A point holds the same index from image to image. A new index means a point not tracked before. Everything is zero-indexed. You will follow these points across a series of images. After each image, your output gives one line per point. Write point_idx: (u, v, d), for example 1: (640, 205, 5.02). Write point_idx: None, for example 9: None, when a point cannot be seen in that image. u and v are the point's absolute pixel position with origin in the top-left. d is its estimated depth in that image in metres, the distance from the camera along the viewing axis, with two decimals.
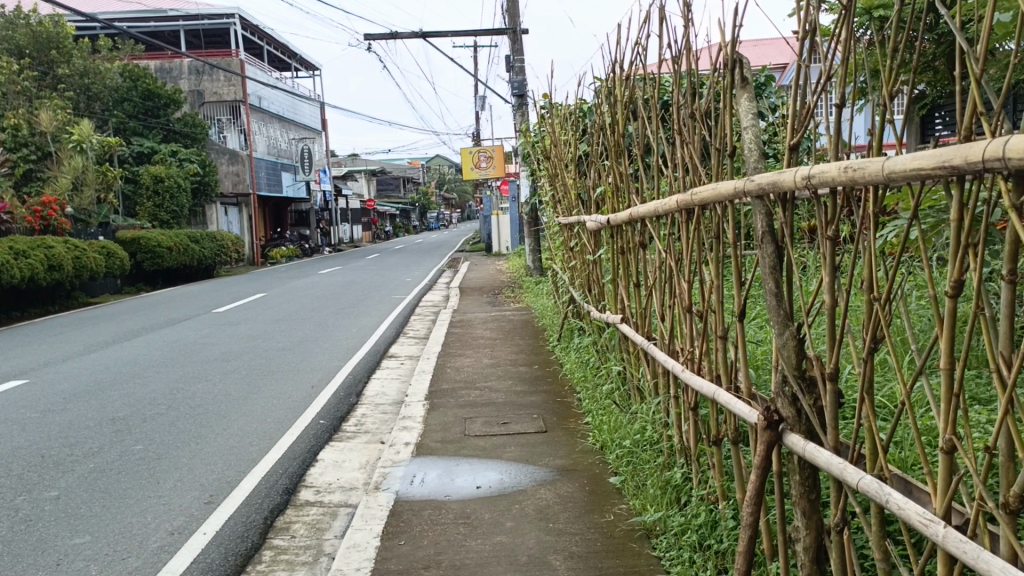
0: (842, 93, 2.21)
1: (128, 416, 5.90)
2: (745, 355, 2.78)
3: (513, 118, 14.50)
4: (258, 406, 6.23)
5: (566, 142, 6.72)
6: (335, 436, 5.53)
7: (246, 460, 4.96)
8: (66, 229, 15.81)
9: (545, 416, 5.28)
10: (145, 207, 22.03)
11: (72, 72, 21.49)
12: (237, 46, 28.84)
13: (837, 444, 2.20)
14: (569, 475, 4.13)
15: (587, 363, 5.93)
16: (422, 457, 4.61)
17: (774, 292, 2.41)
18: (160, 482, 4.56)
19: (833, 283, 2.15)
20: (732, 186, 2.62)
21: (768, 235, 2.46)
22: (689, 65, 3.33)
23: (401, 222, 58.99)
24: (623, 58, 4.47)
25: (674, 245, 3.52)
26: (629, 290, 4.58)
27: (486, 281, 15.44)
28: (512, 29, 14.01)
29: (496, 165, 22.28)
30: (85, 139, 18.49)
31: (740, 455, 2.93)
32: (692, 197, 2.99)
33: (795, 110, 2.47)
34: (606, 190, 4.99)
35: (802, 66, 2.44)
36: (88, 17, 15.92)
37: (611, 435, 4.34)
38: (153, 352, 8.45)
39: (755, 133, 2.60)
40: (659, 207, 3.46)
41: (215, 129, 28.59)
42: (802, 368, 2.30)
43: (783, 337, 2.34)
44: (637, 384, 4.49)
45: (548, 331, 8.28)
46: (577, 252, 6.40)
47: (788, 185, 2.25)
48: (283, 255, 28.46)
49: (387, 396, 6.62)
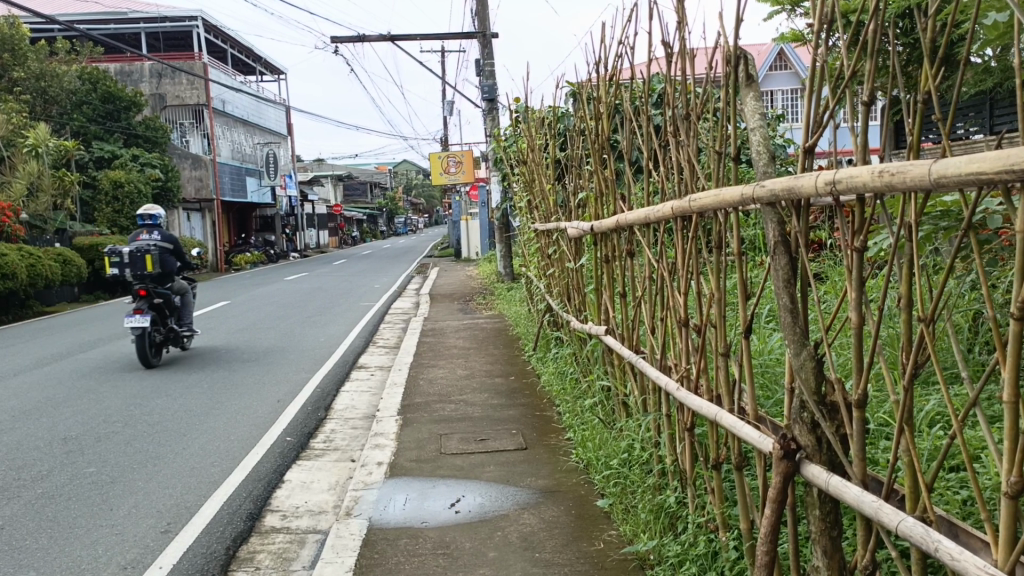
0: (871, 88, 1.98)
1: (81, 435, 5.56)
2: (752, 375, 2.56)
3: (483, 121, 14.27)
4: (221, 422, 5.91)
5: (541, 146, 6.50)
6: (303, 454, 5.25)
7: (207, 483, 4.65)
8: (20, 236, 15.27)
9: (525, 432, 5.04)
10: (103, 213, 21.42)
11: (27, 75, 20.95)
12: (199, 48, 28.29)
13: (864, 477, 1.99)
14: (554, 497, 3.90)
15: (567, 374, 5.72)
16: (396, 479, 4.33)
17: (789, 307, 2.19)
18: (113, 510, 4.24)
19: (859, 300, 1.94)
20: (738, 192, 2.42)
21: (780, 245, 2.25)
22: (684, 67, 3.12)
23: (368, 228, 58.28)
24: (607, 57, 4.24)
25: (666, 257, 3.31)
26: (614, 299, 4.36)
27: (458, 288, 15.19)
28: (482, 32, 13.78)
29: (465, 171, 21.86)
30: (41, 143, 17.87)
31: (745, 482, 2.71)
32: (690, 204, 2.78)
33: (810, 107, 2.25)
34: (589, 196, 4.77)
35: (823, 60, 2.21)
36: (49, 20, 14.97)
37: (595, 454, 4.13)
38: (109, 365, 8.07)
39: (763, 135, 2.41)
40: (651, 213, 3.25)
41: (177, 133, 28.02)
42: (822, 393, 2.09)
43: (800, 357, 2.13)
44: (623, 398, 4.27)
45: (522, 340, 8.03)
46: (555, 259, 6.16)
47: (807, 190, 2.04)
48: (247, 261, 27.95)
49: (357, 410, 6.34)
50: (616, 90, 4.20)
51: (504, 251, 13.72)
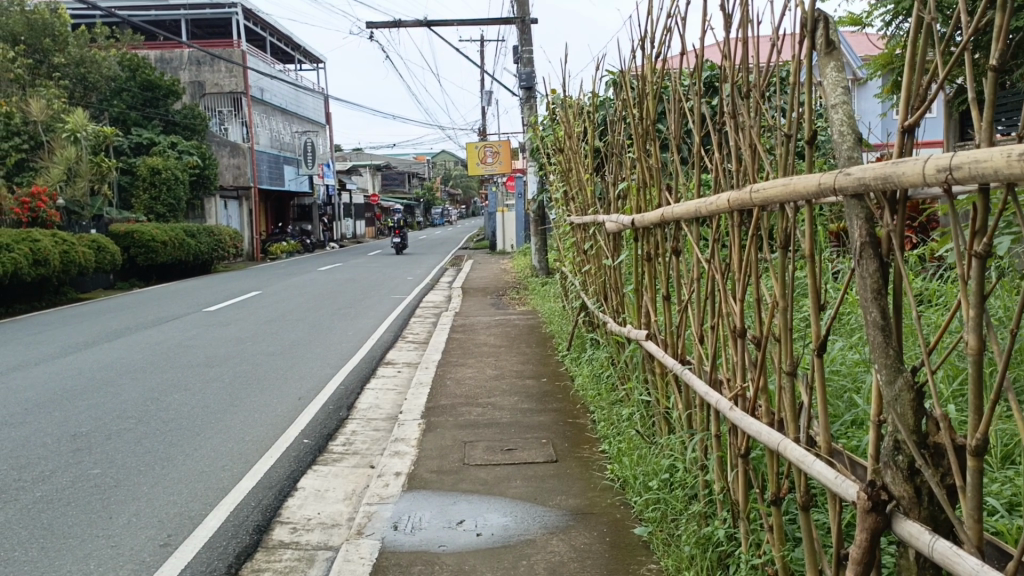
0: (1003, 48, 1.54)
1: (90, 432, 5.29)
2: (826, 400, 2.15)
3: (520, 110, 13.90)
4: (238, 421, 5.62)
5: (578, 135, 6.09)
6: (320, 458, 4.92)
7: (214, 489, 4.33)
8: (56, 221, 15.21)
9: (556, 442, 4.67)
10: (140, 200, 21.34)
11: (68, 61, 21.07)
12: (239, 36, 28.24)
13: (979, 540, 1.59)
14: (586, 520, 3.51)
15: (602, 380, 5.34)
16: (416, 492, 3.98)
17: (880, 324, 1.79)
18: (112, 518, 3.93)
19: (979, 320, 1.53)
20: (813, 182, 2.01)
21: (867, 245, 1.84)
22: (748, 44, 2.69)
23: (406, 219, 58.12)
24: (654, 30, 3.80)
25: (719, 255, 2.91)
26: (655, 301, 3.94)
27: (491, 282, 14.83)
28: (521, 19, 13.38)
29: (501, 161, 21.54)
30: (78, 128, 17.51)
31: (811, 523, 2.32)
32: (751, 195, 2.38)
33: (909, 79, 1.81)
34: (630, 187, 4.36)
35: (931, 16, 1.76)
36: (104, 12, 14.87)
37: (633, 470, 3.75)
38: (130, 356, 7.84)
39: (847, 112, 2.00)
40: (702, 205, 2.84)
41: (216, 120, 28.05)
42: (921, 430, 1.70)
43: (894, 387, 1.74)
44: (664, 412, 3.87)
45: (555, 339, 7.65)
46: (591, 255, 5.76)
47: (910, 178, 1.63)
48: (283, 250, 27.81)
49: (380, 410, 6.02)
50: (665, 69, 3.76)
51: (538, 245, 13.33)
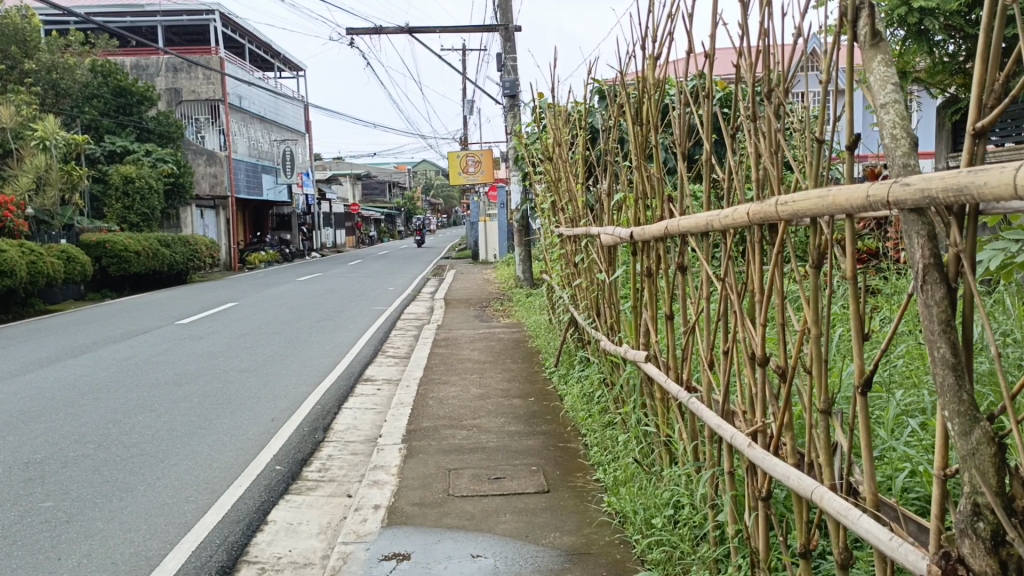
0: None
1: (45, 459, 4.93)
2: (870, 444, 1.83)
3: (504, 118, 13.60)
4: (206, 445, 5.27)
5: (566, 143, 5.80)
6: (294, 486, 4.59)
7: (175, 525, 3.98)
8: (24, 231, 14.72)
9: (548, 469, 4.35)
10: (113, 208, 20.90)
11: (39, 67, 20.58)
12: (216, 43, 27.81)
13: None
14: (582, 561, 3.21)
15: (595, 401, 5.05)
16: (395, 529, 3.65)
17: (950, 362, 1.48)
18: (61, 560, 3.58)
19: None
20: (861, 194, 1.70)
21: (932, 266, 1.53)
22: (771, 37, 2.39)
23: (385, 228, 57.54)
24: (655, 27, 3.52)
25: (733, 271, 2.59)
26: (655, 318, 3.63)
27: (473, 293, 14.52)
28: (505, 25, 13.11)
29: (484, 170, 21.26)
30: (49, 135, 17.05)
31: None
32: (778, 208, 2.07)
33: (982, 72, 1.50)
34: (627, 198, 4.08)
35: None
36: None
37: (632, 503, 3.45)
38: (95, 373, 7.46)
39: (900, 112, 1.71)
40: (716, 218, 2.52)
41: (194, 129, 27.54)
42: (1005, 492, 1.41)
43: (971, 439, 1.45)
44: (666, 441, 3.57)
45: (542, 354, 7.36)
46: (582, 267, 5.48)
47: (993, 187, 1.32)
48: (261, 260, 27.35)
49: (359, 432, 5.69)
50: (667, 71, 3.47)
51: (522, 255, 13.06)
